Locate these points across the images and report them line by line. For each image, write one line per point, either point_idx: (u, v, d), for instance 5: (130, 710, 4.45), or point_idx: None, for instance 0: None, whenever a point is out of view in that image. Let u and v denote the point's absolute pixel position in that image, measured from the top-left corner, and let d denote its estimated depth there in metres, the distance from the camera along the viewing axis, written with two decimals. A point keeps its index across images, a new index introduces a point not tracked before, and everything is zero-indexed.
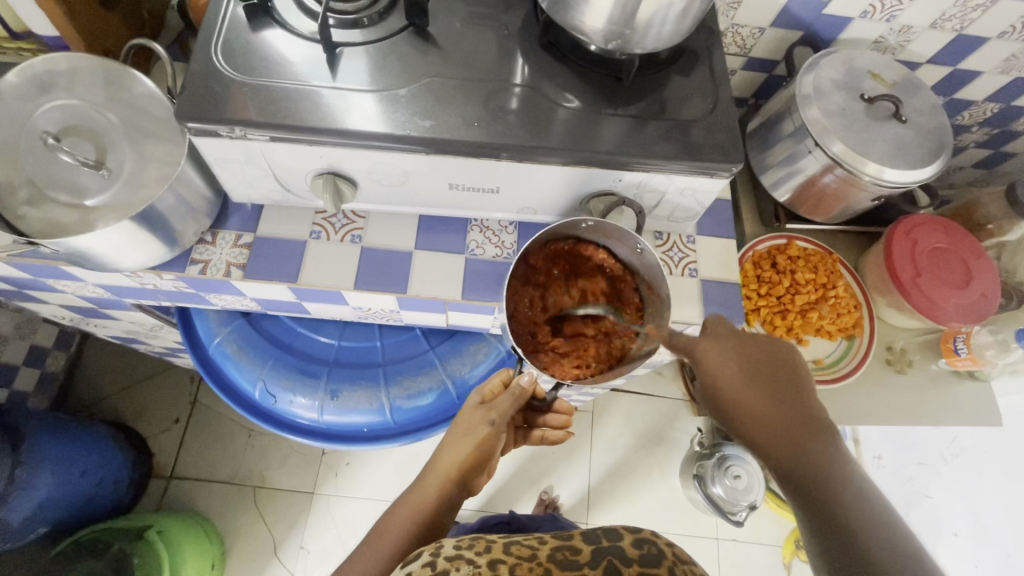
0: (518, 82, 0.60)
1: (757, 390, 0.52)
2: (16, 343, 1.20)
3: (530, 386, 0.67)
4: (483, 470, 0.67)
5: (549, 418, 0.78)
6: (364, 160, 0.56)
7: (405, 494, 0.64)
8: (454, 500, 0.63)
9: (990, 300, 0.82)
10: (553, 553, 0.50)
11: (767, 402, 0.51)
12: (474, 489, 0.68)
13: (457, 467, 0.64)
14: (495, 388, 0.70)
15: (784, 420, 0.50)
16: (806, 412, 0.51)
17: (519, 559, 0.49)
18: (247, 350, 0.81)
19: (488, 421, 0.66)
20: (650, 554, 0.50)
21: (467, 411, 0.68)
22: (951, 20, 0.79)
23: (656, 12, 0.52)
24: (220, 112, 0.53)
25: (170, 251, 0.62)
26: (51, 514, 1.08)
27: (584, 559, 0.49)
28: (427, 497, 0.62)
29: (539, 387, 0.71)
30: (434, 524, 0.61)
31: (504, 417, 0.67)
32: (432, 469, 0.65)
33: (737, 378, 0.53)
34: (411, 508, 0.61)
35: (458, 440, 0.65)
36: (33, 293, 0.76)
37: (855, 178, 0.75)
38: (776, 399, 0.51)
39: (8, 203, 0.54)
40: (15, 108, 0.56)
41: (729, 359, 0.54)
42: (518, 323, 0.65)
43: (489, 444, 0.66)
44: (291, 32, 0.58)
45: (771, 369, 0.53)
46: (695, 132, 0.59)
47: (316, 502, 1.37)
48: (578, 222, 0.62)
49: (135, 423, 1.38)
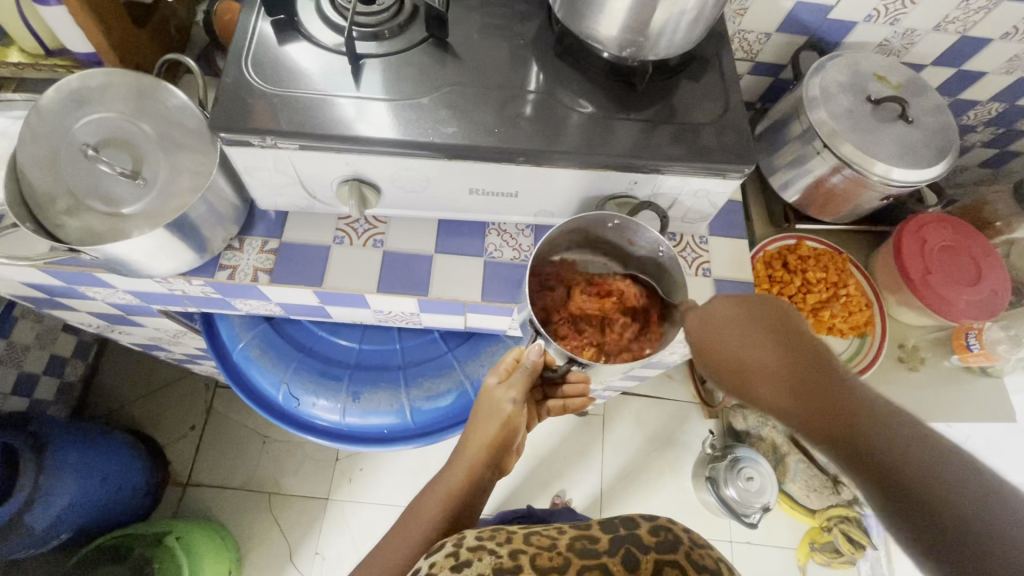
0: (532, 89, 0.62)
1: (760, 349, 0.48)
2: (38, 352, 1.22)
3: (541, 358, 0.64)
4: (511, 448, 0.65)
5: (566, 389, 0.71)
6: (388, 167, 0.58)
7: (436, 478, 0.64)
8: (484, 481, 0.63)
9: (1002, 296, 0.83)
10: (571, 543, 0.51)
11: (785, 373, 0.46)
12: (505, 468, 0.68)
13: (486, 449, 0.62)
14: (510, 365, 0.66)
15: (805, 384, 0.45)
16: (816, 370, 0.45)
17: (540, 549, 0.50)
18: (270, 354, 0.83)
19: (508, 399, 0.63)
20: (667, 540, 0.51)
21: (486, 390, 0.66)
22: (954, 23, 0.80)
23: (668, 20, 0.54)
24: (248, 122, 0.55)
25: (200, 258, 0.64)
26: (72, 522, 1.09)
27: (603, 548, 0.50)
28: (458, 481, 0.61)
29: (549, 357, 0.65)
30: (467, 506, 0.61)
31: (524, 394, 0.64)
32: (460, 453, 0.63)
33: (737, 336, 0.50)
34: (445, 492, 0.61)
35: (482, 420, 0.64)
36: (63, 300, 0.78)
37: (863, 177, 0.77)
38: (782, 362, 0.47)
39: (49, 213, 0.56)
40: (54, 122, 0.59)
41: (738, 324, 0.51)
42: (540, 272, 0.68)
43: (515, 423, 0.64)
44: (314, 44, 0.60)
45: (764, 323, 0.49)
46: (706, 135, 0.61)
47: (331, 506, 1.38)
48: (606, 218, 0.62)
49: (153, 429, 1.40)
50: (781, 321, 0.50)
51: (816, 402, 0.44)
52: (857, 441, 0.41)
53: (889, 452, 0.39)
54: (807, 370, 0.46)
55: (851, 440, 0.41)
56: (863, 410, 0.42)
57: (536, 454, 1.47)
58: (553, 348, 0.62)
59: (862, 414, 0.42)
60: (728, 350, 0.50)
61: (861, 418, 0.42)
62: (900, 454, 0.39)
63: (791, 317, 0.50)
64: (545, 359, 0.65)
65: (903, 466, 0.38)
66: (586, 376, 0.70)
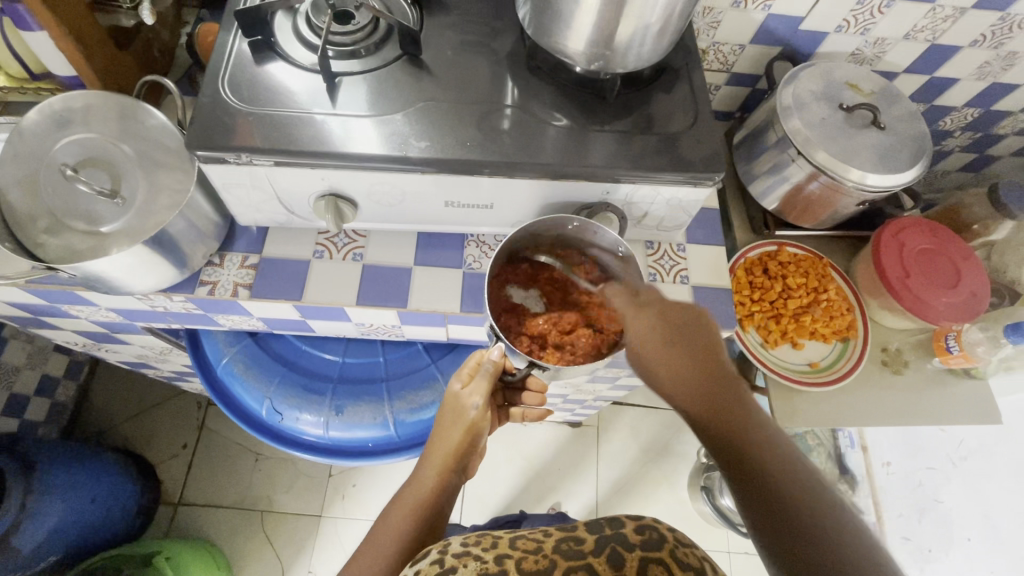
0: (508, 103, 0.63)
1: (682, 362, 0.54)
2: (28, 372, 1.23)
3: (501, 360, 0.63)
4: (477, 449, 0.66)
5: (524, 395, 0.71)
6: (363, 181, 0.60)
7: (403, 489, 0.63)
8: (453, 486, 0.63)
9: (982, 298, 0.84)
10: (558, 545, 0.51)
11: (700, 388, 0.52)
12: (471, 469, 0.68)
13: (451, 457, 0.62)
14: (472, 369, 0.65)
15: (714, 398, 0.51)
16: (739, 400, 0.51)
17: (526, 553, 0.51)
18: (253, 369, 0.83)
19: (472, 404, 0.62)
20: (652, 539, 0.51)
21: (450, 396, 0.64)
22: (923, 31, 0.82)
23: (634, 34, 0.55)
24: (226, 141, 0.56)
25: (179, 273, 0.64)
26: (62, 543, 1.08)
27: (588, 548, 0.50)
28: (428, 488, 0.61)
29: (510, 363, 0.65)
30: (437, 513, 0.61)
31: (487, 397, 0.64)
32: (426, 460, 0.63)
33: (660, 346, 0.56)
34: (415, 501, 0.60)
35: (445, 428, 0.63)
36: (48, 319, 0.79)
37: (839, 184, 0.77)
38: (697, 381, 0.53)
39: (29, 232, 0.57)
40: (35, 143, 0.60)
41: (657, 322, 0.57)
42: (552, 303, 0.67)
43: (477, 429, 0.64)
44: (292, 65, 0.62)
45: (693, 339, 0.55)
46: (679, 144, 0.62)
47: (323, 524, 1.37)
48: (565, 220, 0.63)
49: (144, 448, 1.40)
50: (705, 331, 0.56)
51: (714, 413, 0.51)
52: (743, 459, 0.48)
53: (771, 479, 0.46)
54: (705, 383, 0.53)
55: (726, 430, 0.50)
56: (760, 440, 0.49)
57: (529, 467, 1.46)
58: (513, 353, 0.61)
59: (751, 439, 0.49)
60: (654, 351, 0.56)
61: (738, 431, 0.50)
62: (772, 474, 0.47)
63: (705, 326, 0.56)
64: (506, 365, 0.64)
65: (766, 483, 0.46)
66: (545, 382, 0.70)
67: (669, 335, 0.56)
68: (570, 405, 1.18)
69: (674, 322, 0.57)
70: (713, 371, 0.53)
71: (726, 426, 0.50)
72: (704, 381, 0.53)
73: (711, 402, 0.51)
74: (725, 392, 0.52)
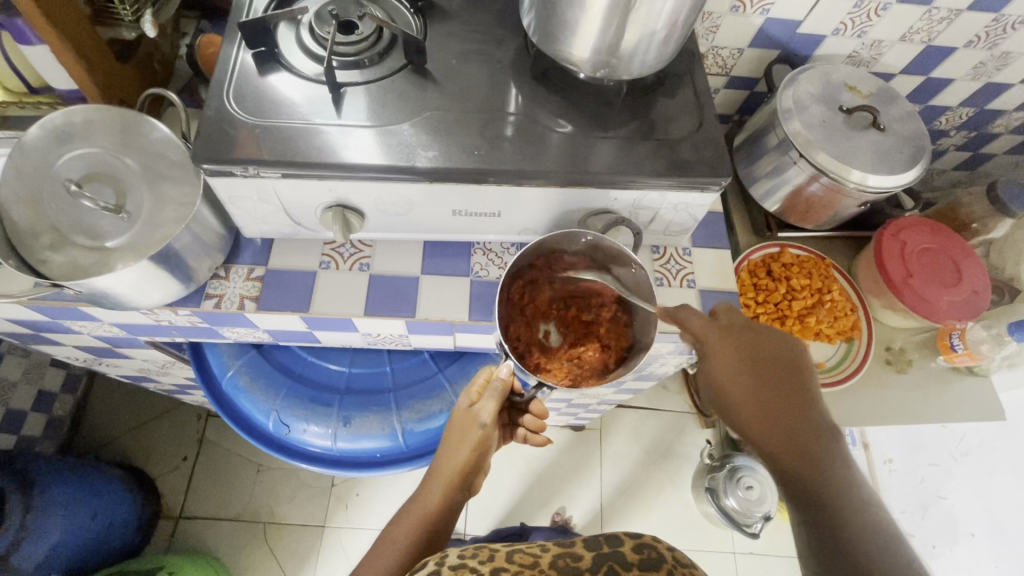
0: (512, 111, 0.63)
1: (763, 392, 0.49)
2: (25, 388, 1.21)
3: (509, 378, 0.64)
4: (482, 469, 0.65)
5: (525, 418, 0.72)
6: (370, 192, 0.59)
7: (408, 504, 0.63)
8: (456, 505, 0.62)
9: (983, 296, 0.84)
10: (555, 561, 0.52)
11: (781, 424, 0.47)
12: (475, 489, 0.67)
13: (457, 475, 0.62)
14: (482, 386, 0.66)
15: (795, 437, 0.46)
16: (823, 439, 0.46)
17: (522, 567, 0.51)
18: (259, 382, 0.82)
19: (480, 422, 0.63)
20: (650, 558, 0.51)
21: (458, 413, 0.65)
22: (919, 33, 0.83)
23: (639, 41, 0.55)
24: (231, 153, 0.56)
25: (185, 287, 0.64)
26: (61, 562, 1.06)
27: (585, 565, 0.51)
28: (430, 506, 0.61)
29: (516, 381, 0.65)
30: (437, 533, 0.60)
31: (496, 416, 0.64)
32: (431, 478, 0.63)
33: (739, 375, 0.50)
34: (415, 519, 0.60)
35: (451, 445, 0.63)
36: (49, 335, 0.78)
37: (840, 186, 0.78)
38: (775, 415, 0.47)
39: (32, 249, 0.56)
40: (37, 158, 0.59)
41: (735, 346, 0.52)
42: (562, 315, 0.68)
43: (483, 447, 0.63)
44: (296, 75, 0.62)
45: (778, 371, 0.49)
46: (684, 149, 0.62)
47: (327, 534, 1.36)
48: (580, 235, 0.63)
49: (144, 462, 1.38)
50: (793, 363, 0.50)
51: (790, 447, 0.46)
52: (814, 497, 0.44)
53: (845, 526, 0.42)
54: (798, 430, 0.46)
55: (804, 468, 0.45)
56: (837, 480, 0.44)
57: (533, 473, 1.45)
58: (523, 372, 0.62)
59: (828, 478, 0.44)
60: (729, 377, 0.51)
61: (828, 477, 0.44)
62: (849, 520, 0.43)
63: (791, 357, 0.50)
64: (512, 383, 0.65)
65: (843, 531, 0.42)
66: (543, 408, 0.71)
67: (751, 366, 0.50)
68: (574, 410, 1.17)
69: (756, 351, 0.51)
70: (795, 406, 0.47)
71: (799, 464, 0.45)
72: (782, 416, 0.47)
73: (790, 438, 0.46)
74: (807, 428, 0.46)
